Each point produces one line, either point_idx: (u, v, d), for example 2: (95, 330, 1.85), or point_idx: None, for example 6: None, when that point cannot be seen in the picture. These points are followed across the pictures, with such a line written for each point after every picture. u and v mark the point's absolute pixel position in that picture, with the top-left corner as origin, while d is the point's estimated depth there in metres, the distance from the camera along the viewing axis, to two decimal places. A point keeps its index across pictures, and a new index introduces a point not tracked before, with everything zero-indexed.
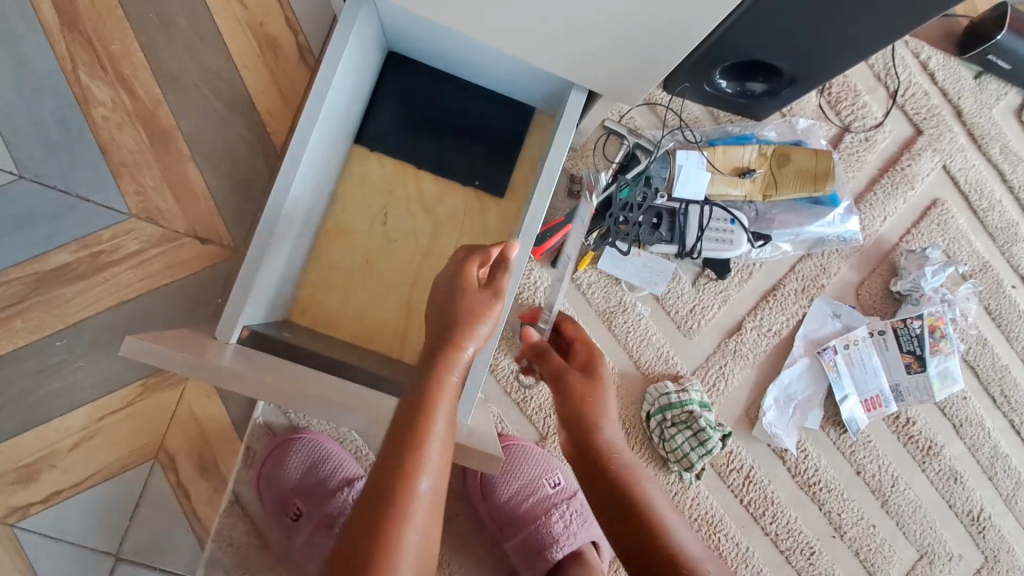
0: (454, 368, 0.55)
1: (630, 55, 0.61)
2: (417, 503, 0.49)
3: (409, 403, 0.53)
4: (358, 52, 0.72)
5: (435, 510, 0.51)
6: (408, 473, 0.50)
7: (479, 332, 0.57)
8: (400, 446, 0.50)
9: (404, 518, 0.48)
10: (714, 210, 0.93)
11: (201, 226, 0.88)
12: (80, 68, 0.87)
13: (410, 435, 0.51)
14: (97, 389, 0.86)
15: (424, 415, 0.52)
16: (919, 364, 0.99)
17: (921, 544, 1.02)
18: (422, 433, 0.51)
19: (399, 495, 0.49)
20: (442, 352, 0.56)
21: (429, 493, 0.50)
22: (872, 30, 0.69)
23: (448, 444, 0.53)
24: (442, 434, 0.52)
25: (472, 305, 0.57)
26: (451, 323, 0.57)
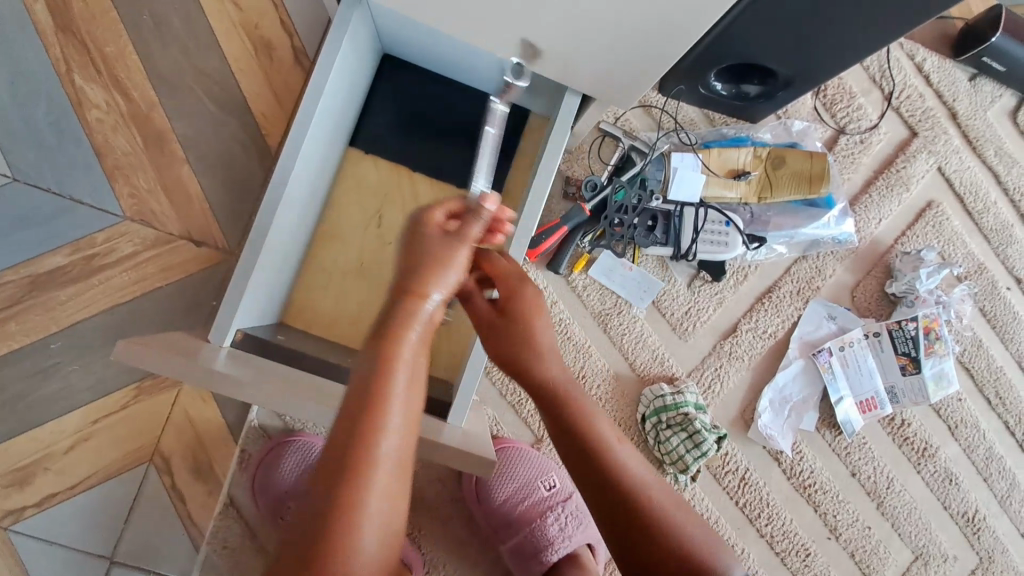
0: (417, 319, 0.48)
1: (625, 58, 0.61)
2: (376, 476, 0.43)
3: (366, 360, 0.46)
4: (351, 54, 0.72)
5: (402, 482, 0.45)
6: (364, 442, 0.43)
7: (446, 280, 0.50)
8: (356, 411, 0.43)
9: (361, 494, 0.42)
10: (709, 212, 0.93)
11: (196, 228, 0.88)
12: (73, 70, 0.87)
13: (366, 397, 0.44)
14: (91, 391, 0.85)
15: (381, 373, 0.45)
16: (913, 365, 0.99)
17: (916, 545, 1.02)
18: (380, 396, 0.44)
19: (355, 469, 0.42)
20: (398, 306, 0.48)
21: (390, 463, 0.44)
22: (866, 32, 0.69)
23: (412, 406, 0.46)
24: (402, 395, 0.45)
25: (438, 250, 0.50)
26: (412, 271, 0.49)
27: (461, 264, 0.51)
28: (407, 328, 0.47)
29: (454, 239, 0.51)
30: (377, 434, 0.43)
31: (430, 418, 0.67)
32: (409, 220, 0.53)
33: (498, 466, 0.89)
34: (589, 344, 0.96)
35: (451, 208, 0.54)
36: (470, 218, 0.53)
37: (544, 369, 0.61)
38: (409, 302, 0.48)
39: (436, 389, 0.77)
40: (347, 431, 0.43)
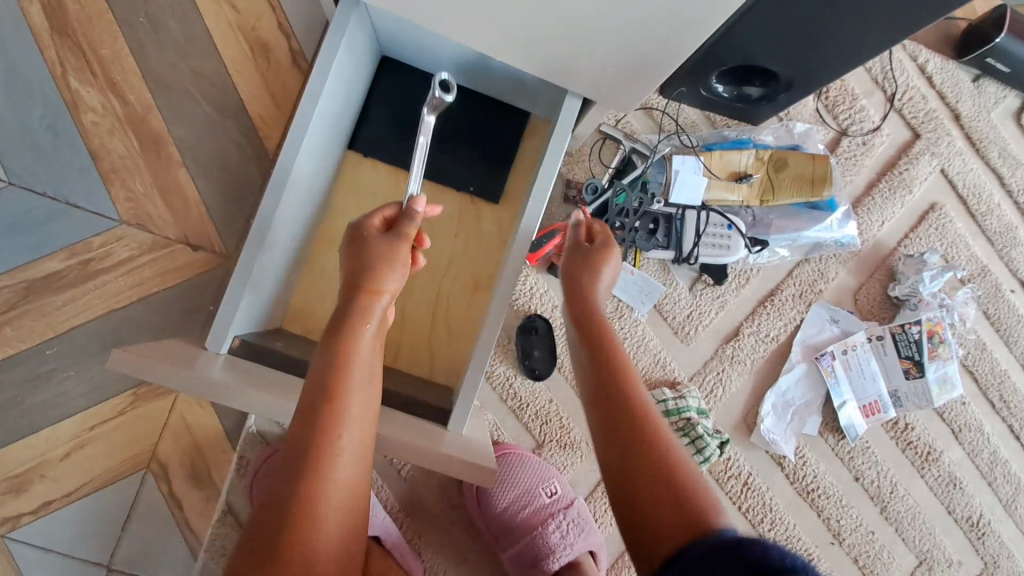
0: (369, 318, 0.54)
1: (627, 61, 0.60)
2: (336, 462, 0.48)
3: (322, 357, 0.52)
4: (349, 57, 0.71)
5: (362, 468, 0.50)
6: (322, 430, 0.48)
7: (391, 282, 0.56)
8: (315, 400, 0.49)
9: (319, 480, 0.46)
10: (711, 215, 0.93)
11: (193, 233, 0.88)
12: (69, 73, 0.86)
13: (325, 390, 0.50)
14: (87, 398, 0.85)
15: (337, 366, 0.51)
16: (917, 369, 0.98)
17: (920, 550, 1.01)
18: (338, 388, 0.50)
19: (315, 455, 0.47)
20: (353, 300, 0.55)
21: (348, 450, 0.49)
22: (871, 37, 0.69)
23: (368, 398, 0.52)
24: (359, 386, 0.51)
25: (376, 252, 0.56)
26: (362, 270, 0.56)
27: (403, 264, 0.57)
28: (360, 328, 0.54)
29: (395, 240, 0.57)
30: (336, 423, 0.49)
31: (430, 427, 0.66)
32: (350, 231, 0.60)
33: (499, 473, 0.89)
34: None
35: (386, 215, 0.61)
36: (404, 219, 0.59)
37: (591, 320, 0.64)
38: (361, 301, 0.55)
39: (437, 396, 0.76)
40: (306, 421, 0.49)
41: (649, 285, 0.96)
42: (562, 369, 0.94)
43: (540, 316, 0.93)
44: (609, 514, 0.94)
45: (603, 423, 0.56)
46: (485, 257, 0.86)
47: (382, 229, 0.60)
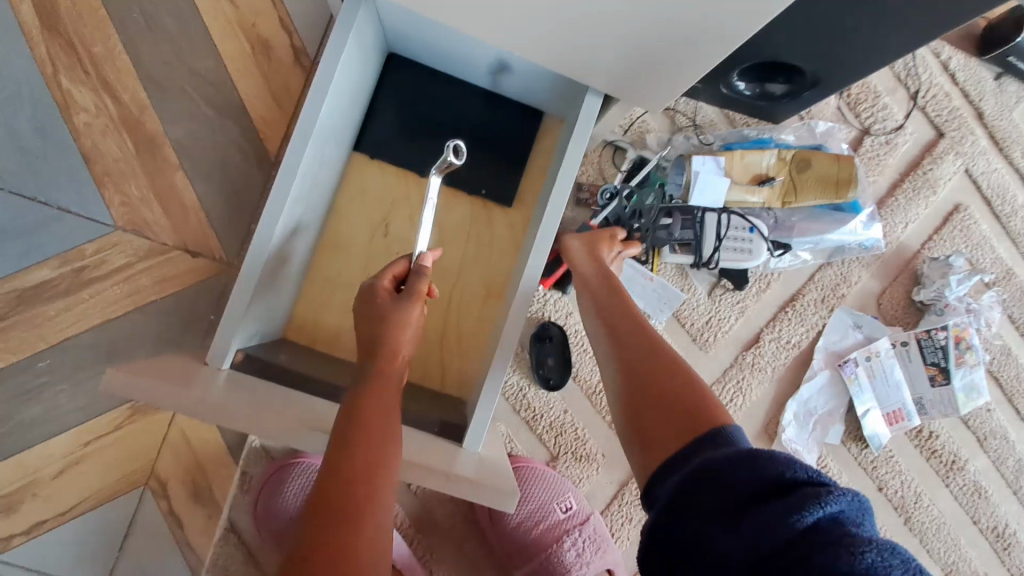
0: (388, 375, 0.55)
1: (655, 57, 0.57)
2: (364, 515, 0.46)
3: (344, 412, 0.52)
4: (356, 53, 0.67)
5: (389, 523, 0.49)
6: (348, 479, 0.48)
7: (407, 336, 0.58)
8: (342, 451, 0.49)
9: (348, 532, 0.45)
10: (732, 218, 0.89)
11: (191, 239, 0.84)
12: (60, 72, 0.82)
13: (348, 439, 0.49)
14: (81, 412, 0.81)
15: (359, 416, 0.51)
16: (943, 376, 0.95)
17: (945, 562, 0.98)
18: (363, 434, 0.50)
19: (344, 504, 0.46)
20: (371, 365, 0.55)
21: (374, 501, 0.48)
22: (898, 44, 0.66)
23: (395, 443, 0.51)
24: (384, 433, 0.51)
25: (389, 312, 0.58)
26: (377, 333, 0.57)
27: (417, 318, 0.59)
28: (380, 384, 0.54)
29: (407, 297, 0.59)
30: (364, 472, 0.48)
31: (445, 444, 0.63)
32: (362, 292, 0.61)
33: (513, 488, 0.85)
34: None
35: (395, 275, 0.63)
36: (414, 276, 0.60)
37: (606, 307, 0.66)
38: (379, 363, 0.56)
39: (450, 410, 0.72)
40: (332, 473, 0.48)
41: (669, 291, 0.92)
42: (577, 379, 0.91)
43: (554, 323, 0.90)
44: (626, 528, 0.90)
45: (619, 374, 0.60)
46: (498, 262, 0.83)
47: (392, 287, 0.61)
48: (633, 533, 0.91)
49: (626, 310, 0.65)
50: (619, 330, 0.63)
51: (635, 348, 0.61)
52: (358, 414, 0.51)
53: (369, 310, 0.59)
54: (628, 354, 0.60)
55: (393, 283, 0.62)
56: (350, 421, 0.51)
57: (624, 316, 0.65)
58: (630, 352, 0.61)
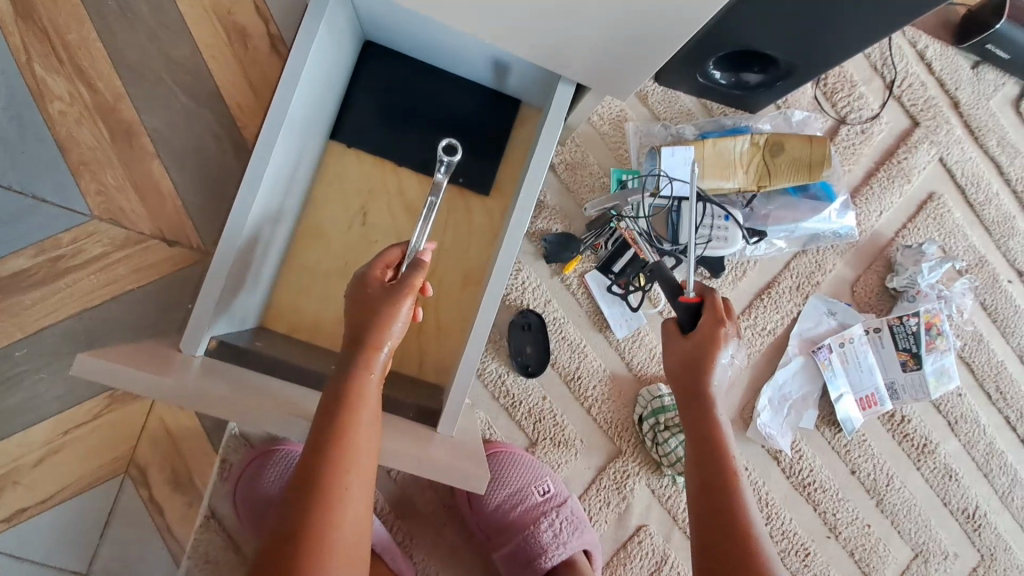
0: (372, 366, 0.54)
1: (619, 45, 0.57)
2: (343, 502, 0.50)
3: (328, 398, 0.53)
4: (330, 40, 0.67)
5: (367, 502, 0.52)
6: (329, 472, 0.50)
7: (394, 332, 0.56)
8: (324, 438, 0.50)
9: (328, 518, 0.49)
10: (711, 207, 0.91)
11: (169, 227, 0.84)
12: (34, 60, 0.81)
13: (330, 434, 0.51)
14: (61, 401, 0.81)
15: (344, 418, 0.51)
16: (914, 361, 0.97)
17: (915, 543, 1.01)
18: (345, 431, 0.51)
19: (324, 491, 0.49)
20: (358, 356, 0.55)
21: (355, 490, 0.51)
22: (858, 35, 0.68)
23: (375, 440, 0.53)
24: (367, 431, 0.52)
25: (377, 305, 0.56)
26: (366, 325, 0.55)
27: (405, 314, 0.56)
28: (363, 377, 0.54)
29: (398, 290, 0.57)
30: (347, 466, 0.50)
31: (418, 428, 0.64)
32: (355, 277, 0.60)
33: (490, 472, 0.87)
34: (584, 345, 0.93)
35: (392, 265, 0.62)
36: (409, 269, 0.58)
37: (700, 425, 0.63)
38: (364, 357, 0.55)
39: (426, 396, 0.73)
40: (311, 458, 0.50)
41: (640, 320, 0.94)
42: (556, 365, 0.92)
43: (533, 311, 0.91)
44: (604, 512, 0.92)
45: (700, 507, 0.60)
46: (476, 250, 0.83)
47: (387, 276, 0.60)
48: (611, 516, 0.92)
49: (730, 495, 0.59)
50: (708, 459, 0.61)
51: (736, 544, 0.57)
52: (341, 407, 0.52)
53: (361, 305, 0.57)
54: (721, 554, 0.57)
55: (387, 271, 0.61)
56: (333, 410, 0.51)
57: (724, 498, 0.59)
58: (730, 559, 0.56)
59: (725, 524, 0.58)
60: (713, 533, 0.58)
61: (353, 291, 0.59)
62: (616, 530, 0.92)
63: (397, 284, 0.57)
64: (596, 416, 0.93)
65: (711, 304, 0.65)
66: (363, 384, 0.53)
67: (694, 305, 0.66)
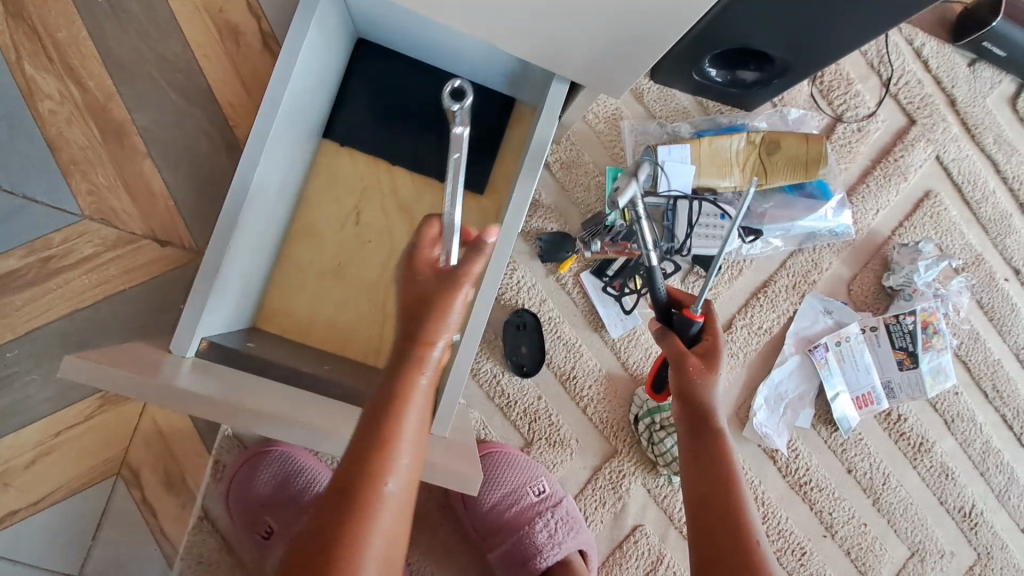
0: (423, 364, 0.51)
1: (612, 44, 0.57)
2: (381, 508, 0.47)
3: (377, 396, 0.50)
4: (322, 39, 0.67)
5: (405, 508, 0.49)
6: (371, 473, 0.47)
7: (449, 326, 0.51)
8: (367, 438, 0.48)
9: (365, 523, 0.46)
10: (704, 205, 0.91)
11: (161, 227, 0.83)
12: (23, 58, 0.81)
13: (376, 432, 0.48)
14: (52, 402, 0.81)
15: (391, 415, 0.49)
16: (911, 360, 0.97)
17: (912, 542, 1.01)
18: (390, 430, 0.48)
19: (362, 496, 0.46)
20: (409, 352, 0.51)
21: (395, 497, 0.48)
22: (852, 34, 0.68)
23: (419, 443, 0.50)
24: (411, 432, 0.50)
25: (431, 296, 0.51)
26: (419, 319, 0.51)
27: (461, 308, 0.51)
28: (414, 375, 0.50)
29: (455, 278, 0.50)
30: (387, 471, 0.47)
31: None
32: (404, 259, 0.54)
33: (485, 472, 0.86)
34: (579, 344, 0.92)
35: (432, 239, 0.53)
36: (466, 253, 0.51)
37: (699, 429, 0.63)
38: (417, 353, 0.51)
39: None
40: (354, 456, 0.48)
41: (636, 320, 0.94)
42: (552, 365, 0.92)
43: (528, 310, 0.90)
44: (599, 511, 0.92)
45: (696, 510, 0.60)
46: None
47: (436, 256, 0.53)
48: (606, 516, 0.92)
49: (729, 497, 0.59)
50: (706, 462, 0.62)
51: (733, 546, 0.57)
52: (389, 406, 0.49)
53: (413, 294, 0.52)
54: (720, 557, 0.56)
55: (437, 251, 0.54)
56: (381, 409, 0.49)
57: (723, 501, 0.59)
58: (728, 562, 0.56)
59: (722, 527, 0.58)
60: (711, 534, 0.58)
61: (404, 276, 0.54)
62: (611, 531, 0.92)
63: (453, 272, 0.51)
64: (592, 415, 0.93)
65: (712, 326, 0.66)
66: (410, 382, 0.50)
67: (697, 325, 0.65)
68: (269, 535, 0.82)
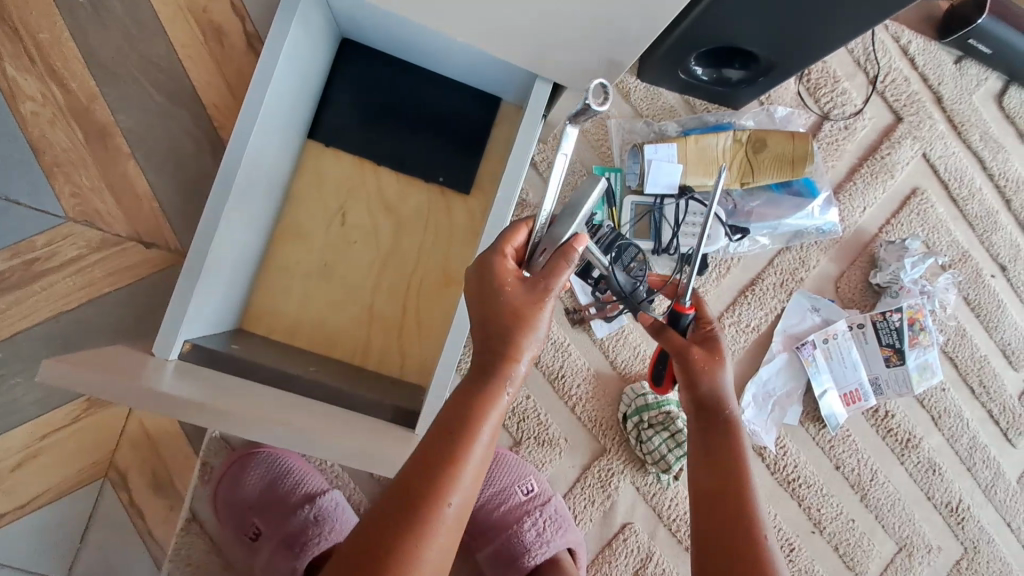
0: (506, 375, 0.49)
1: (593, 44, 0.57)
2: (443, 524, 0.44)
3: (452, 403, 0.48)
4: (304, 39, 0.67)
5: (462, 526, 0.46)
6: (438, 489, 0.44)
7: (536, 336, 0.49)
8: (441, 448, 0.46)
9: (425, 541, 0.43)
10: (691, 203, 0.91)
11: (147, 230, 0.83)
12: (4, 60, 0.80)
13: (449, 443, 0.46)
14: (37, 405, 0.80)
15: (466, 428, 0.46)
16: (897, 357, 0.98)
17: (900, 537, 1.01)
18: (462, 440, 0.46)
19: (426, 513, 0.43)
20: (492, 359, 0.49)
21: (457, 513, 0.45)
22: (838, 32, 0.69)
23: (486, 459, 0.48)
24: (482, 451, 0.47)
25: (521, 304, 0.49)
26: (503, 325, 0.49)
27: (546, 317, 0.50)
28: (496, 385, 0.48)
29: (543, 282, 0.49)
30: (454, 485, 0.45)
31: (396, 429, 0.64)
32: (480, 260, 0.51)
33: None
34: (567, 343, 0.93)
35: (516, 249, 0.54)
36: (556, 259, 0.50)
37: (711, 418, 0.63)
38: (499, 360, 0.49)
39: (407, 395, 0.73)
40: (421, 466, 0.45)
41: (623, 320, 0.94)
42: (540, 365, 0.92)
43: None
44: (589, 510, 0.92)
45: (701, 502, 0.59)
46: (458, 249, 0.83)
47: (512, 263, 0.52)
48: (596, 514, 0.92)
49: (737, 494, 0.58)
50: (718, 453, 0.61)
51: (741, 541, 0.56)
52: (464, 417, 0.47)
53: (495, 299, 0.49)
54: (728, 555, 0.55)
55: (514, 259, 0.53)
56: (455, 418, 0.47)
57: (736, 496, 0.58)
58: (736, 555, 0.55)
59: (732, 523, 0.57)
60: (719, 528, 0.57)
61: (480, 280, 0.50)
62: (601, 529, 0.92)
63: (543, 275, 0.49)
64: (580, 414, 0.93)
65: (704, 316, 0.67)
66: (491, 399, 0.48)
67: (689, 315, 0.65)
68: (257, 539, 0.81)
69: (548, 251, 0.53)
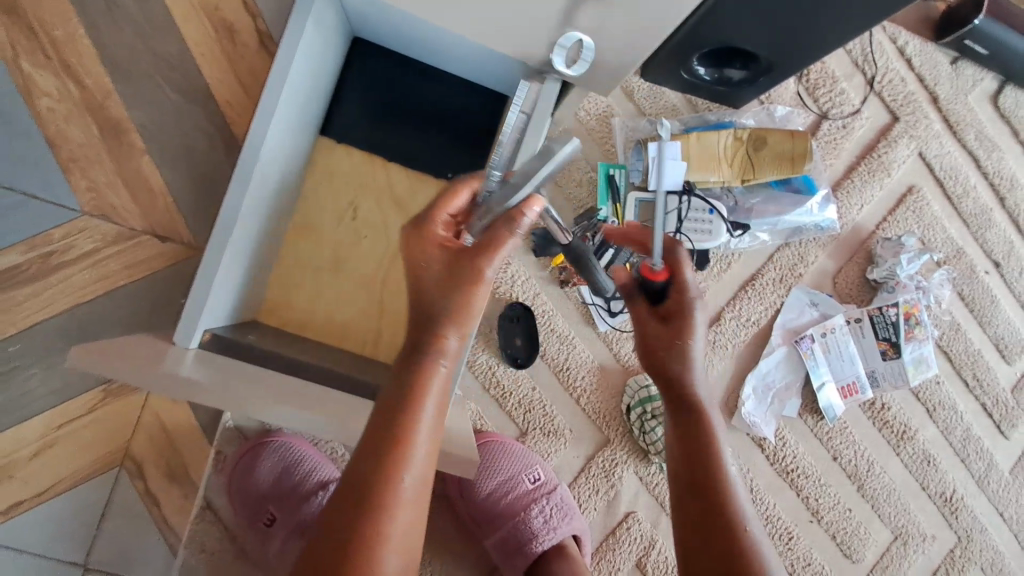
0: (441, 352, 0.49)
1: (603, 44, 0.59)
2: (399, 502, 0.45)
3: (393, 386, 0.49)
4: (319, 38, 0.68)
5: (423, 501, 0.47)
6: (387, 472, 0.45)
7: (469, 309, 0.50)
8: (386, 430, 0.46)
9: (382, 520, 0.44)
10: (693, 200, 0.93)
11: (161, 224, 0.85)
12: (21, 57, 0.82)
13: (392, 425, 0.47)
14: (53, 395, 0.82)
15: (407, 408, 0.47)
16: (893, 351, 1.00)
17: (895, 526, 1.04)
18: (406, 421, 0.47)
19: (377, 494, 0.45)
20: (425, 337, 0.50)
21: (413, 489, 0.46)
22: (835, 32, 0.71)
23: (437, 435, 0.49)
24: (428, 428, 0.48)
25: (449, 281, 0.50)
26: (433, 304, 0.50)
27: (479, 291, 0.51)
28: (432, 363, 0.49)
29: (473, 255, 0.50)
30: (402, 465, 0.46)
31: None
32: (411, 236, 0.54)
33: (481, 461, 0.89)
34: (572, 336, 0.95)
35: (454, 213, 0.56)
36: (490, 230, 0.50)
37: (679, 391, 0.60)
38: (433, 339, 0.49)
39: None
40: (369, 450, 0.46)
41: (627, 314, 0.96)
42: (546, 357, 0.94)
43: (521, 303, 0.92)
44: (593, 499, 0.94)
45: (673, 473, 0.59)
46: None
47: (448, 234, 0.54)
48: (600, 503, 0.95)
49: (702, 465, 0.57)
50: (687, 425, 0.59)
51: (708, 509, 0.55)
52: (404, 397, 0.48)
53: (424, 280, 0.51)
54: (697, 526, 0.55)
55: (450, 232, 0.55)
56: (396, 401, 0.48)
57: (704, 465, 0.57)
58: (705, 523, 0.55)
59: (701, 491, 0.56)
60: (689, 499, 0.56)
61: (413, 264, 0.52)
62: (605, 517, 0.95)
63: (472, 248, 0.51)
64: (585, 406, 0.95)
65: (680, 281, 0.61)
66: (427, 378, 0.48)
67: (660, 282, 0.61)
68: (274, 524, 0.83)
69: (491, 212, 0.52)
